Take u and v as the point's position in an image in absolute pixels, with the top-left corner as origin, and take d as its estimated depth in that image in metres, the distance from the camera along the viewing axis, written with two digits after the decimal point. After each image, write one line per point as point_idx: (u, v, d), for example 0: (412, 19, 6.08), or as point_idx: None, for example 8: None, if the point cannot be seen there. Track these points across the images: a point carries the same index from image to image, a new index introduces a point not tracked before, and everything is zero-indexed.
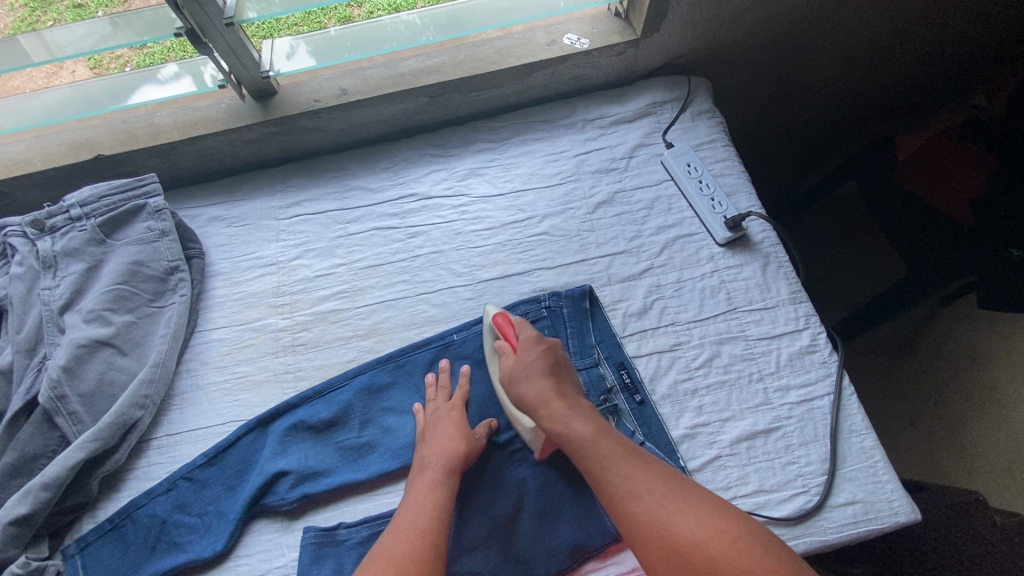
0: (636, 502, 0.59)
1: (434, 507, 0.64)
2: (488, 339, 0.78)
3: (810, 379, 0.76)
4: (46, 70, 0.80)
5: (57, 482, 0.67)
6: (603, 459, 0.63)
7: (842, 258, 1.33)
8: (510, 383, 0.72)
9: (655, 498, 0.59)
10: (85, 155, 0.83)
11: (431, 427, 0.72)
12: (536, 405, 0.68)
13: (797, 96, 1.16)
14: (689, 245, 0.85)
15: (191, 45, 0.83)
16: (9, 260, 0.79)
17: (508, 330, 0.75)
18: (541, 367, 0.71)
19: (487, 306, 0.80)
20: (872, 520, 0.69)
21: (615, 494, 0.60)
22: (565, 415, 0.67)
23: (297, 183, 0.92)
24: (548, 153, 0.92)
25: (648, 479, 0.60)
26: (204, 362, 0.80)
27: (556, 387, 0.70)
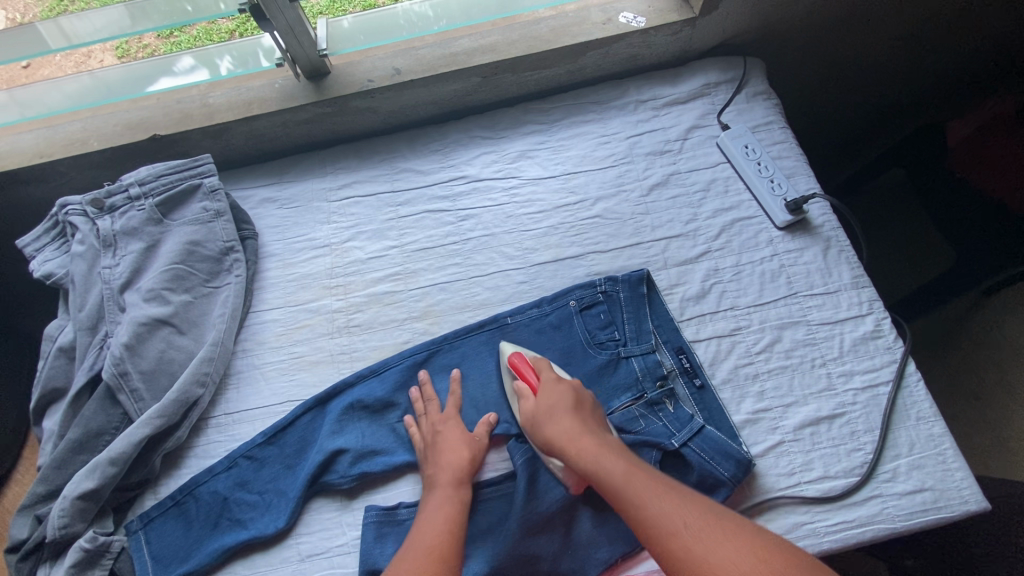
0: (704, 561, 0.52)
1: (449, 521, 0.62)
2: (506, 381, 0.75)
3: (874, 365, 0.75)
4: (74, 58, 0.81)
5: (124, 458, 0.67)
6: (648, 503, 0.57)
7: (899, 242, 1.29)
8: (535, 426, 0.68)
9: (714, 545, 0.53)
10: (141, 135, 0.83)
11: (427, 443, 0.70)
12: (563, 446, 0.65)
13: (848, 80, 1.14)
14: (747, 228, 0.83)
15: (217, 34, 0.83)
16: (69, 238, 0.79)
17: (527, 371, 0.73)
18: (564, 403, 0.68)
19: (504, 344, 0.77)
20: (941, 508, 0.67)
21: (676, 556, 0.53)
22: (593, 450, 0.64)
23: (347, 164, 0.91)
24: (599, 135, 0.91)
25: (696, 519, 0.55)
26: (260, 342, 0.80)
27: (581, 423, 0.67)
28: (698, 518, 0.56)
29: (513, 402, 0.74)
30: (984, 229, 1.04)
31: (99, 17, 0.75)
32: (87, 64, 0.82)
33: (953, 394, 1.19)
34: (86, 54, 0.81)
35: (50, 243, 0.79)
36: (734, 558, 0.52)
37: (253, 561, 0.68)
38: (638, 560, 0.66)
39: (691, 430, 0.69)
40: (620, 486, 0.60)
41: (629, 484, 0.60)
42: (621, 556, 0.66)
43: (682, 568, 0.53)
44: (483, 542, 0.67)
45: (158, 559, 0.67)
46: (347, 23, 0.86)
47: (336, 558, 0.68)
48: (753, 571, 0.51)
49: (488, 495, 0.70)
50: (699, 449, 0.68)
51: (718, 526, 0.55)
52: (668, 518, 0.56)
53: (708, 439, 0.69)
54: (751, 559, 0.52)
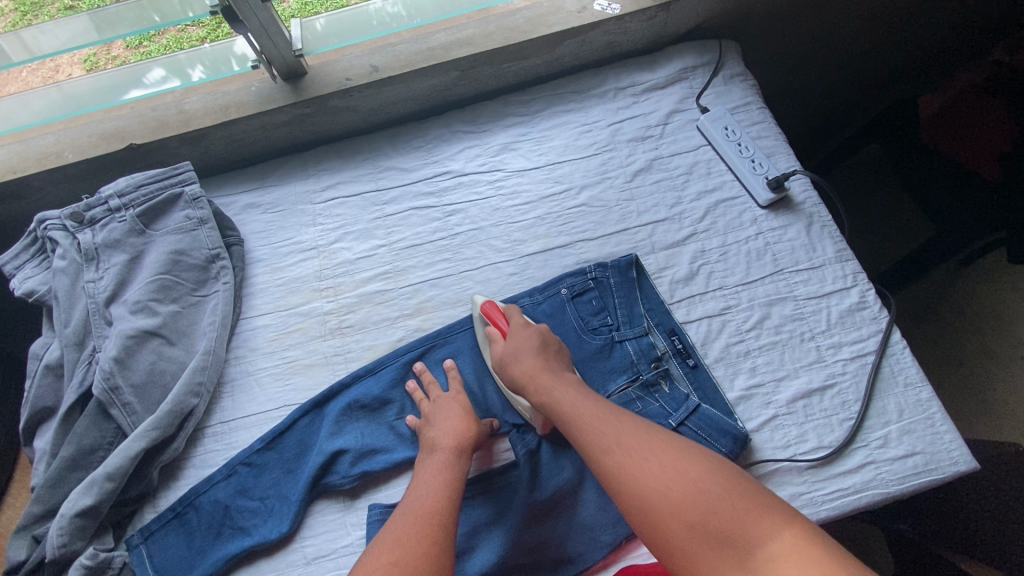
0: (630, 465, 0.57)
1: (445, 487, 0.62)
2: (479, 329, 0.77)
3: (862, 335, 0.76)
4: (41, 72, 0.79)
5: (120, 472, 0.67)
6: (592, 422, 0.61)
7: (877, 214, 1.31)
8: (503, 368, 0.71)
9: (646, 463, 0.56)
10: (118, 145, 0.82)
11: (434, 414, 0.70)
12: (526, 384, 0.68)
13: (820, 58, 1.15)
14: (731, 209, 0.84)
15: (187, 41, 0.81)
16: (49, 253, 0.77)
17: (497, 317, 0.74)
18: (532, 345, 0.70)
19: (476, 295, 0.79)
20: (933, 471, 0.69)
21: (607, 464, 0.58)
22: (551, 384, 0.66)
23: (330, 165, 0.91)
24: (581, 123, 0.91)
25: (631, 435, 0.59)
26: (252, 348, 0.79)
27: (546, 364, 0.69)
28: (632, 436, 0.59)
29: (484, 347, 0.76)
30: (956, 192, 1.07)
31: (63, 30, 0.73)
32: (56, 77, 0.80)
33: (941, 359, 1.20)
34: (54, 67, 0.78)
35: (30, 260, 0.78)
36: (660, 466, 0.56)
37: (259, 567, 0.68)
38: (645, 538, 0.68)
39: (687, 409, 0.70)
40: (575, 415, 0.63)
41: (578, 408, 0.63)
42: (625, 537, 0.67)
43: (608, 469, 0.58)
44: (487, 533, 0.68)
45: (161, 571, 0.67)
46: (319, 26, 0.85)
47: (342, 559, 0.68)
48: (674, 476, 0.55)
49: (491, 486, 0.71)
50: (696, 427, 0.69)
51: (648, 439, 0.59)
52: (607, 437, 0.60)
53: (704, 417, 0.70)
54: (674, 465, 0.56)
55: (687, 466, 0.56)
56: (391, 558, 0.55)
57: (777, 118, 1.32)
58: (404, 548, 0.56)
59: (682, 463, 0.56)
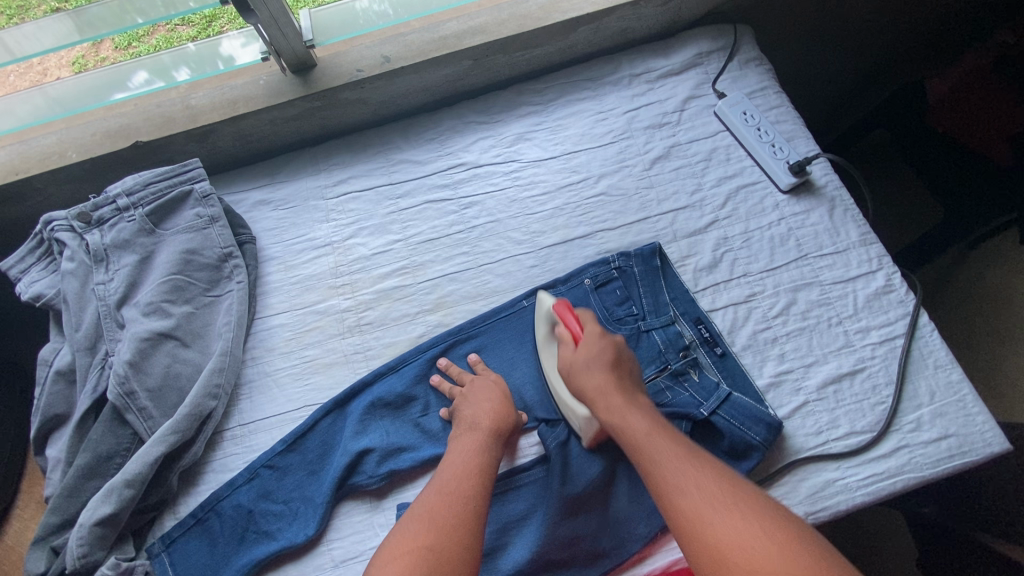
0: (703, 516, 0.52)
1: (477, 472, 0.61)
2: (544, 326, 0.75)
3: (889, 319, 0.76)
4: (30, 76, 0.76)
5: (140, 479, 0.65)
6: (663, 458, 0.58)
7: (890, 199, 1.31)
8: (569, 376, 0.69)
9: (725, 515, 0.52)
10: (122, 143, 0.79)
11: (473, 394, 0.70)
12: (592, 396, 0.65)
13: (829, 44, 1.14)
14: (752, 194, 0.83)
15: (177, 40, 0.79)
16: (57, 255, 0.75)
17: (569, 319, 0.72)
18: (603, 358, 0.68)
19: (543, 293, 0.76)
20: (967, 453, 0.68)
21: (681, 508, 0.54)
22: (623, 408, 0.63)
23: (341, 160, 0.88)
24: (596, 112, 0.90)
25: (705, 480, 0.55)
26: (269, 348, 0.77)
27: (615, 380, 0.66)
28: (710, 483, 0.55)
29: (545, 351, 0.75)
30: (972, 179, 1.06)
31: (47, 33, 0.71)
32: (43, 81, 0.77)
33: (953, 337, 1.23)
34: (42, 70, 0.76)
35: (36, 263, 0.75)
36: (735, 522, 0.51)
37: (286, 572, 0.66)
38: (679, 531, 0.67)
39: (718, 398, 0.69)
40: (642, 442, 0.60)
41: (650, 438, 0.60)
42: (661, 530, 0.66)
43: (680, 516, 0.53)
44: (520, 530, 0.66)
45: None
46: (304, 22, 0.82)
47: None
48: (751, 535, 0.50)
49: (521, 482, 0.69)
50: (728, 416, 0.68)
51: (723, 489, 0.54)
52: (680, 476, 0.56)
53: (736, 406, 0.69)
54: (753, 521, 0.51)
55: (771, 531, 0.50)
56: (425, 540, 0.54)
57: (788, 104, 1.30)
58: (435, 528, 0.55)
59: (767, 528, 0.51)
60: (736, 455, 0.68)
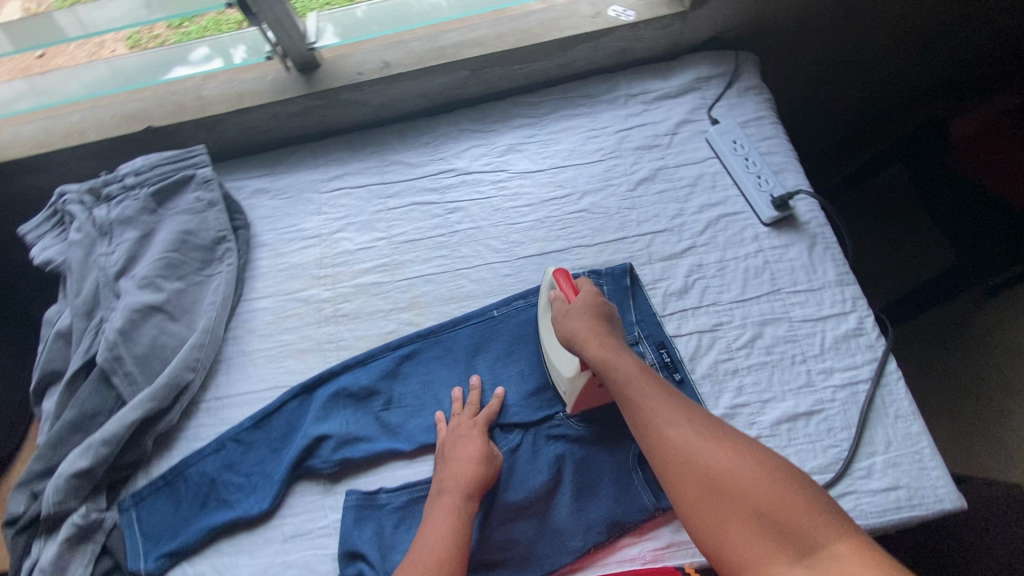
0: (691, 454, 0.56)
1: (454, 536, 0.62)
2: (545, 293, 0.79)
3: (855, 362, 0.75)
4: (88, 47, 0.84)
5: (115, 438, 0.70)
6: (650, 400, 0.61)
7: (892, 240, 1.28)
8: (562, 322, 0.71)
9: (709, 447, 0.56)
10: (137, 126, 0.85)
11: (450, 446, 0.70)
12: (581, 343, 0.68)
13: (848, 73, 1.11)
14: (733, 224, 0.83)
15: (225, 24, 0.85)
16: (68, 225, 0.81)
17: (564, 282, 0.75)
18: (591, 313, 0.70)
19: (547, 269, 0.80)
20: (916, 506, 0.67)
21: (670, 443, 0.57)
22: (615, 349, 0.66)
23: (339, 156, 0.93)
24: (589, 129, 0.91)
25: (695, 422, 0.59)
26: (250, 329, 0.82)
27: (604, 328, 0.69)
28: (700, 422, 0.59)
29: (545, 310, 0.77)
30: (980, 221, 1.02)
31: (115, 7, 0.77)
32: (99, 53, 0.85)
33: (948, 387, 1.18)
34: (99, 44, 0.83)
35: (50, 230, 0.82)
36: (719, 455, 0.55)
37: (239, 540, 0.71)
38: (611, 550, 0.68)
39: None
40: (633, 380, 0.63)
41: (641, 380, 0.63)
42: (594, 546, 0.67)
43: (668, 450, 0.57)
44: None
45: (148, 536, 0.71)
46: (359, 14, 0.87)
47: (317, 540, 0.70)
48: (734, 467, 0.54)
49: None
50: None
51: (709, 430, 0.58)
52: (669, 413, 0.60)
53: None
54: (741, 461, 0.55)
55: (757, 463, 0.55)
56: None
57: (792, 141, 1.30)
58: None
59: (745, 457, 0.55)
60: None
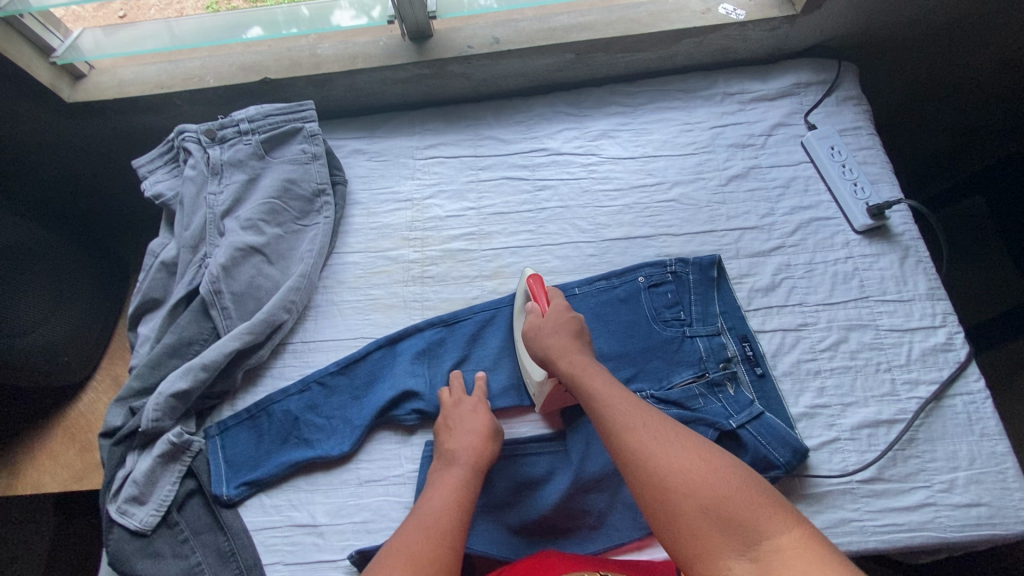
0: (644, 443, 0.57)
1: (458, 504, 0.62)
2: (521, 300, 0.79)
3: (941, 377, 0.74)
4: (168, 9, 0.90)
5: (215, 365, 0.74)
6: (615, 404, 0.62)
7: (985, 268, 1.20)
8: (535, 336, 0.71)
9: (661, 443, 0.56)
10: (254, 76, 0.89)
11: (455, 420, 0.70)
12: (554, 356, 0.68)
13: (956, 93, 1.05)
14: (824, 228, 0.83)
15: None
16: (182, 163, 0.86)
17: (540, 292, 0.76)
18: (568, 331, 0.70)
19: (527, 268, 0.80)
20: (996, 525, 0.66)
21: (625, 439, 0.58)
22: (584, 363, 0.67)
23: (435, 127, 0.95)
24: (682, 122, 0.92)
25: (650, 421, 0.59)
26: (340, 281, 0.85)
27: (578, 345, 0.70)
28: (655, 424, 0.59)
29: (520, 317, 0.79)
30: None
31: None
32: (174, 17, 0.91)
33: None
34: (179, 8, 0.90)
35: (162, 166, 0.86)
36: (677, 449, 0.56)
37: (317, 478, 0.73)
38: None
39: (750, 413, 0.71)
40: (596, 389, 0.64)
41: (604, 392, 0.63)
42: None
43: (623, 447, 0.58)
44: (531, 493, 0.71)
45: (230, 463, 0.73)
46: None
47: (392, 486, 0.72)
48: (690, 462, 0.54)
49: (542, 450, 0.73)
50: (756, 433, 0.69)
51: (665, 429, 0.59)
52: (628, 418, 0.60)
53: (767, 425, 0.70)
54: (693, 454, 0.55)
55: (711, 461, 0.54)
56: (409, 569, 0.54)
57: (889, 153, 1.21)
58: (412, 556, 0.56)
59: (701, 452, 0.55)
60: (757, 471, 0.68)
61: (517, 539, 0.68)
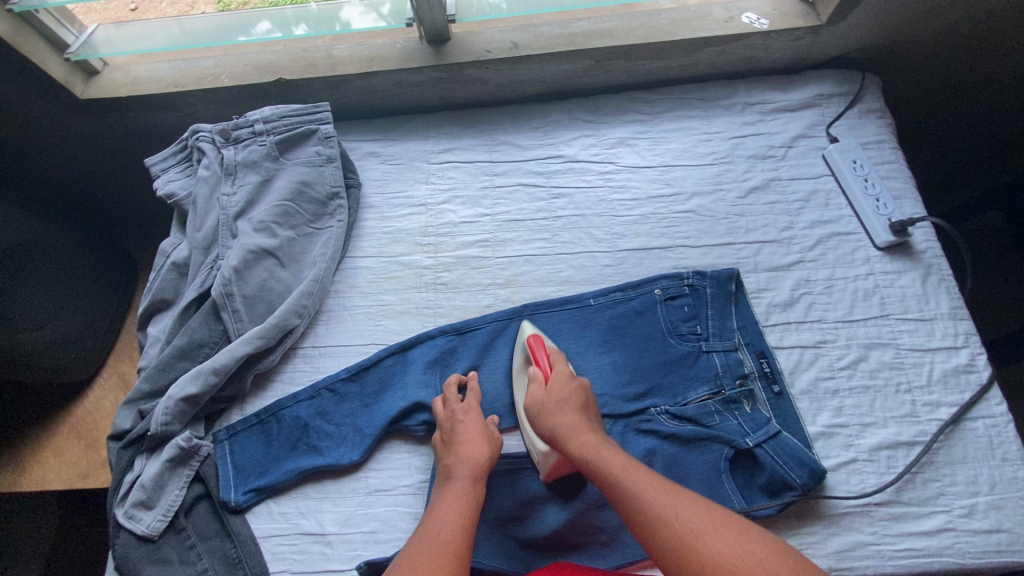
0: (688, 536, 0.54)
1: (460, 519, 0.61)
2: (520, 356, 0.77)
3: (962, 399, 0.73)
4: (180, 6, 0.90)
5: (225, 370, 0.73)
6: (647, 492, 0.58)
7: (1008, 284, 1.17)
8: (540, 415, 0.68)
9: (706, 535, 0.54)
10: (269, 77, 0.88)
11: (449, 431, 0.69)
12: (563, 435, 0.65)
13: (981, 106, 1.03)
14: (844, 244, 0.82)
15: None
16: (196, 162, 0.85)
17: (540, 355, 0.73)
18: (572, 402, 0.68)
19: (524, 325, 0.78)
20: (1017, 553, 0.65)
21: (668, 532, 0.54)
22: (595, 444, 0.64)
23: (450, 131, 0.94)
24: (701, 132, 0.91)
25: (685, 507, 0.56)
26: (352, 286, 0.84)
27: (585, 422, 0.67)
28: (688, 506, 0.56)
29: (520, 380, 0.75)
30: None
31: None
32: (185, 14, 0.90)
33: None
34: (191, 5, 0.89)
35: (175, 165, 0.86)
36: (722, 539, 0.53)
37: (326, 486, 0.72)
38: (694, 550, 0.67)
39: (767, 431, 0.69)
40: (619, 475, 0.60)
41: (627, 475, 0.60)
42: None
43: (666, 539, 0.54)
44: (542, 507, 0.70)
45: (239, 469, 0.73)
46: None
47: (401, 496, 0.71)
48: (735, 552, 0.52)
49: None
50: (773, 452, 0.68)
51: (700, 509, 0.56)
52: (661, 505, 0.56)
53: (783, 444, 0.68)
54: (733, 541, 0.53)
55: (749, 545, 0.53)
56: None
57: (909, 163, 1.19)
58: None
59: (740, 536, 0.54)
60: (772, 491, 0.67)
61: (528, 553, 0.67)
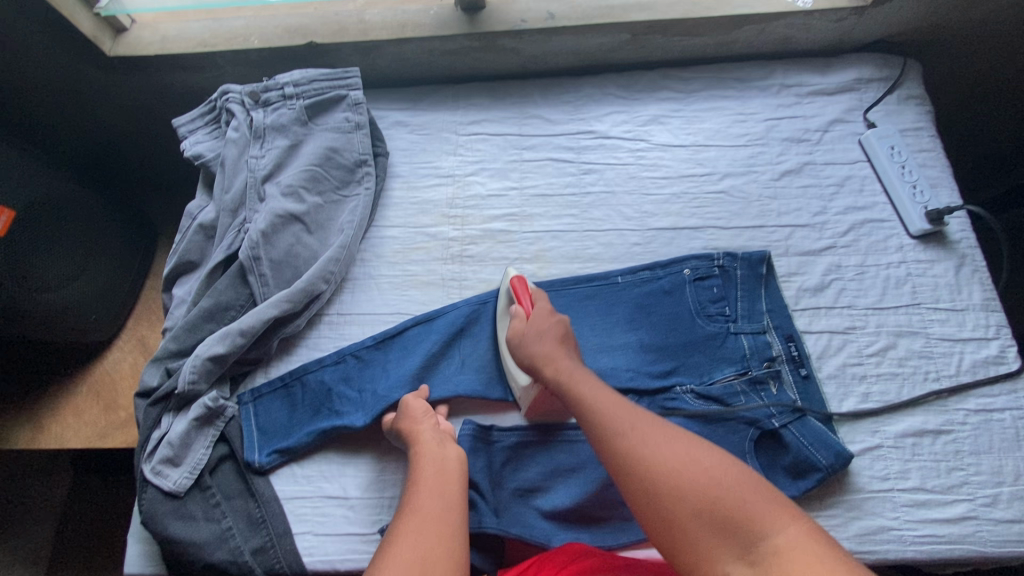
0: (644, 449, 0.55)
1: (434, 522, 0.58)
2: (504, 297, 0.77)
3: (992, 390, 0.72)
4: None
5: (253, 332, 0.73)
6: (609, 414, 0.59)
7: None
8: (520, 344, 0.70)
9: (663, 451, 0.55)
10: (300, 40, 0.87)
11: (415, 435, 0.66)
12: (541, 363, 0.67)
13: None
14: (878, 231, 0.81)
15: None
16: (224, 124, 0.84)
17: (523, 295, 0.73)
18: (553, 332, 0.69)
19: (509, 269, 0.78)
20: None
21: (615, 441, 0.57)
22: (572, 371, 0.65)
23: (479, 102, 0.93)
24: (736, 112, 0.89)
25: (651, 432, 0.57)
26: (377, 255, 0.84)
27: (563, 351, 0.68)
28: (649, 428, 0.57)
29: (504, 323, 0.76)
30: None
31: None
32: None
33: None
34: None
35: (203, 126, 0.85)
36: (677, 454, 0.54)
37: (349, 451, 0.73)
38: None
39: (792, 414, 0.70)
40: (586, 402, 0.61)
41: (595, 404, 0.61)
42: None
43: (624, 454, 0.56)
44: (565, 479, 0.70)
45: (264, 431, 0.73)
46: None
47: None
48: (685, 464, 0.53)
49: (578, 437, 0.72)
50: (798, 433, 0.68)
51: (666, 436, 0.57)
52: (621, 423, 0.58)
53: (807, 427, 0.69)
54: (686, 457, 0.54)
55: (702, 463, 0.53)
56: None
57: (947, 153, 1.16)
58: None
59: (698, 455, 0.54)
60: (796, 473, 0.67)
61: (550, 525, 0.68)
